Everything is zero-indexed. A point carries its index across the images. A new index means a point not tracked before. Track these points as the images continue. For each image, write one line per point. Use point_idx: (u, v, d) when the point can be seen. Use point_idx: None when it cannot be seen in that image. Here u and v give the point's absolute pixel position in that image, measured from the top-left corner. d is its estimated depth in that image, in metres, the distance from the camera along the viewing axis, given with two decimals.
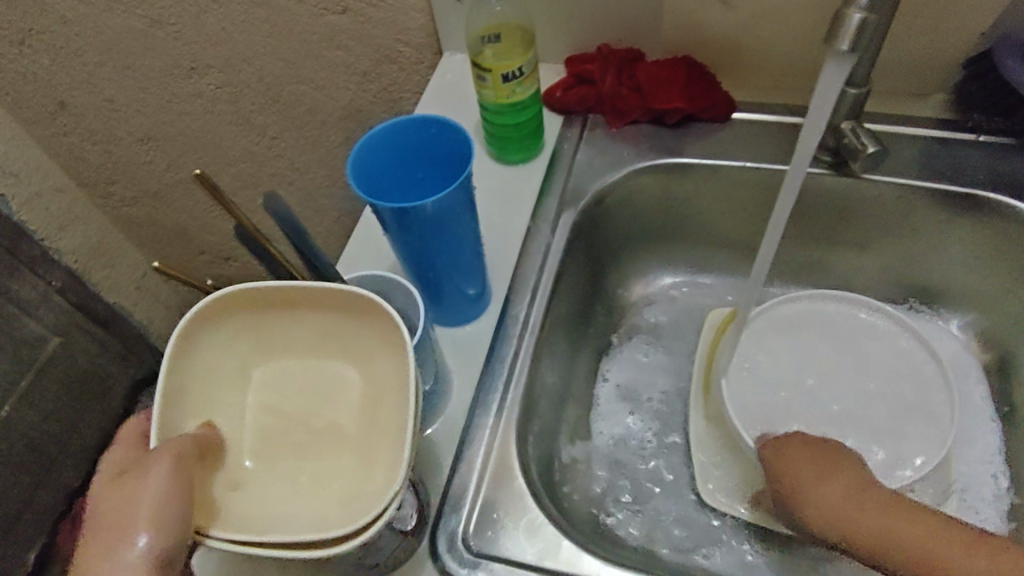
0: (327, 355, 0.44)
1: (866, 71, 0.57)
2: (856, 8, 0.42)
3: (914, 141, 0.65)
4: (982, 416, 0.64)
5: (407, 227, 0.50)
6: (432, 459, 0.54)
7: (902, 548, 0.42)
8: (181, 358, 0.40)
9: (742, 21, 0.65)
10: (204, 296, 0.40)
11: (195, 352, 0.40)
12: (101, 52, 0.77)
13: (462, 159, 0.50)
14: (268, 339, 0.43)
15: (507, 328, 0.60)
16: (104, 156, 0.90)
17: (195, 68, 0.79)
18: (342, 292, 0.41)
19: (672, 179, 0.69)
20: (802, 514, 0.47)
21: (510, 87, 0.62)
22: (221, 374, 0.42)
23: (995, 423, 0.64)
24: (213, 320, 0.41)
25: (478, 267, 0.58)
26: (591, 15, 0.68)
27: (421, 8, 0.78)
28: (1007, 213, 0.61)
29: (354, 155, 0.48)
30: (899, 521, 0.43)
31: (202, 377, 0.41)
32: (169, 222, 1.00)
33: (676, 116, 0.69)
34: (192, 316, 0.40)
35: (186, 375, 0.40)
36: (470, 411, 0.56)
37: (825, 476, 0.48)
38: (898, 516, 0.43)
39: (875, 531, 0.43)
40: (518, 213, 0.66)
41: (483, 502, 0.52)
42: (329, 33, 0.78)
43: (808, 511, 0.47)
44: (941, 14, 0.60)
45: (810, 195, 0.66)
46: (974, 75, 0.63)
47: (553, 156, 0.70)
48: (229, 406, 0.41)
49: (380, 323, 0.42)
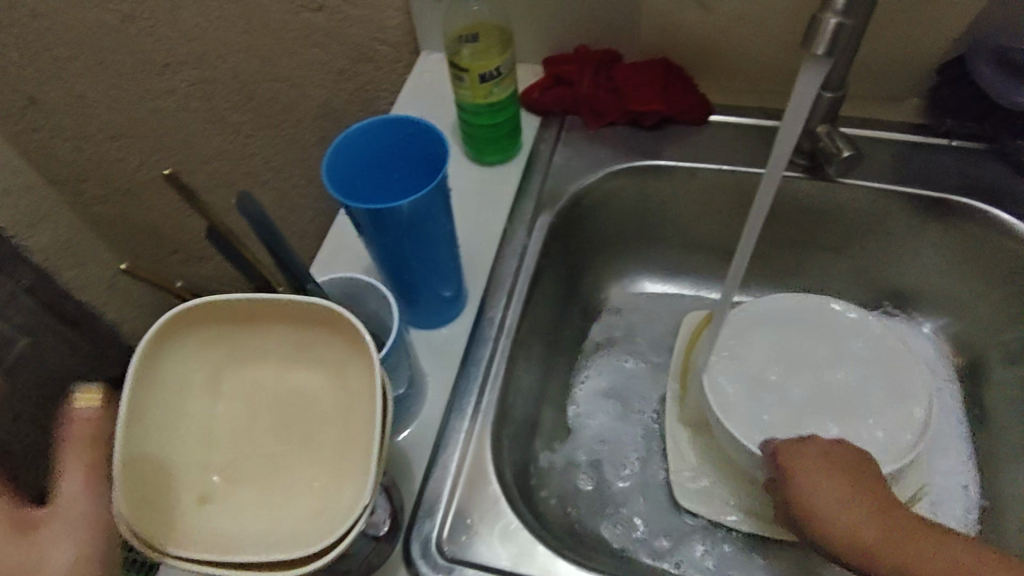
0: (299, 366, 0.42)
1: (841, 75, 0.57)
2: (832, 12, 0.42)
3: (887, 145, 0.66)
4: (955, 420, 0.65)
5: (381, 229, 0.50)
6: (406, 464, 0.53)
7: None
8: (149, 368, 0.39)
9: (719, 24, 0.65)
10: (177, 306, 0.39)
11: (162, 361, 0.39)
12: (71, 46, 0.73)
13: (437, 160, 0.50)
14: (239, 350, 0.42)
15: (483, 332, 0.60)
16: (70, 152, 0.83)
17: (169, 64, 0.76)
18: (312, 303, 0.40)
19: (650, 181, 0.69)
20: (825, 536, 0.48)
21: (487, 87, 0.62)
22: (192, 380, 0.41)
23: (966, 426, 0.64)
24: (185, 325, 0.40)
25: (454, 270, 0.57)
26: (568, 16, 0.68)
27: (398, 7, 0.79)
28: (976, 218, 0.62)
29: (329, 155, 0.47)
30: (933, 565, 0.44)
31: (171, 383, 0.40)
32: (137, 219, 0.91)
33: (653, 118, 0.69)
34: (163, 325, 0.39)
35: (154, 384, 0.39)
36: (445, 416, 0.56)
37: (849, 495, 0.48)
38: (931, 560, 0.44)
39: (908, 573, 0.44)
40: (494, 215, 0.66)
41: (458, 508, 0.52)
42: (303, 31, 0.77)
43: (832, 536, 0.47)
44: (914, 21, 0.60)
45: (786, 199, 0.67)
46: (948, 81, 0.63)
47: (530, 158, 0.70)
48: (196, 413, 0.40)
49: (354, 339, 0.41)
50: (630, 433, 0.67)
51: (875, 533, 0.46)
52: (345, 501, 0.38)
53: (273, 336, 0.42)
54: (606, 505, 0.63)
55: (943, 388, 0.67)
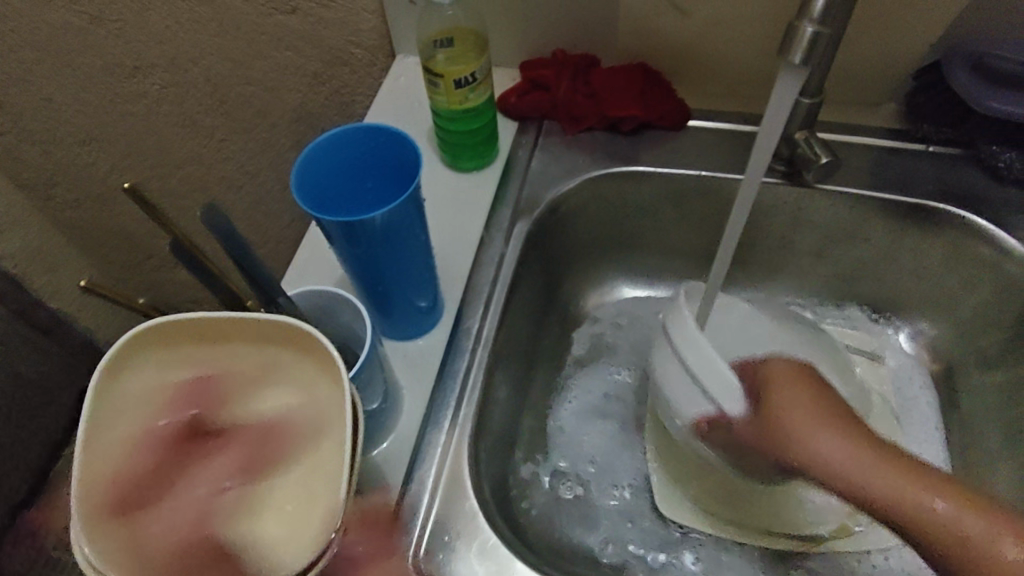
0: (268, 387, 0.41)
1: (819, 81, 0.57)
2: (808, 20, 0.41)
3: (865, 150, 0.66)
4: (932, 425, 0.65)
5: (353, 241, 0.48)
6: (380, 480, 0.52)
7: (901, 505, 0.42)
8: (113, 390, 0.38)
9: (698, 28, 0.64)
10: (142, 323, 0.39)
11: (129, 385, 0.39)
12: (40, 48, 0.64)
13: (410, 170, 0.49)
14: (206, 369, 0.41)
15: (459, 343, 0.59)
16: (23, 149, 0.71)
17: (139, 67, 0.69)
18: (280, 322, 0.40)
19: (628, 188, 0.68)
20: (796, 448, 0.47)
21: (462, 93, 0.61)
22: (157, 402, 0.39)
23: (944, 431, 0.65)
24: (152, 346, 0.40)
25: (430, 279, 0.56)
26: (545, 20, 0.67)
27: (374, 9, 0.78)
28: (954, 223, 0.62)
29: (297, 167, 0.46)
30: (906, 478, 0.43)
31: (135, 406, 0.39)
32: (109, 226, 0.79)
33: (631, 124, 0.68)
34: (127, 345, 0.38)
35: (119, 407, 0.38)
36: (421, 430, 0.55)
37: (812, 419, 0.48)
38: (906, 475, 0.43)
39: (881, 487, 0.43)
40: (471, 222, 0.65)
41: (434, 524, 0.51)
42: (275, 32, 0.74)
43: (805, 447, 0.47)
44: (892, 25, 0.60)
45: (764, 204, 0.66)
46: (923, 87, 0.63)
47: (507, 164, 0.69)
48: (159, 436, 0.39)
49: (322, 358, 0.40)
50: (610, 442, 0.66)
51: (846, 454, 0.45)
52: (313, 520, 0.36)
53: (242, 354, 0.41)
54: (587, 516, 0.62)
55: (920, 395, 0.67)
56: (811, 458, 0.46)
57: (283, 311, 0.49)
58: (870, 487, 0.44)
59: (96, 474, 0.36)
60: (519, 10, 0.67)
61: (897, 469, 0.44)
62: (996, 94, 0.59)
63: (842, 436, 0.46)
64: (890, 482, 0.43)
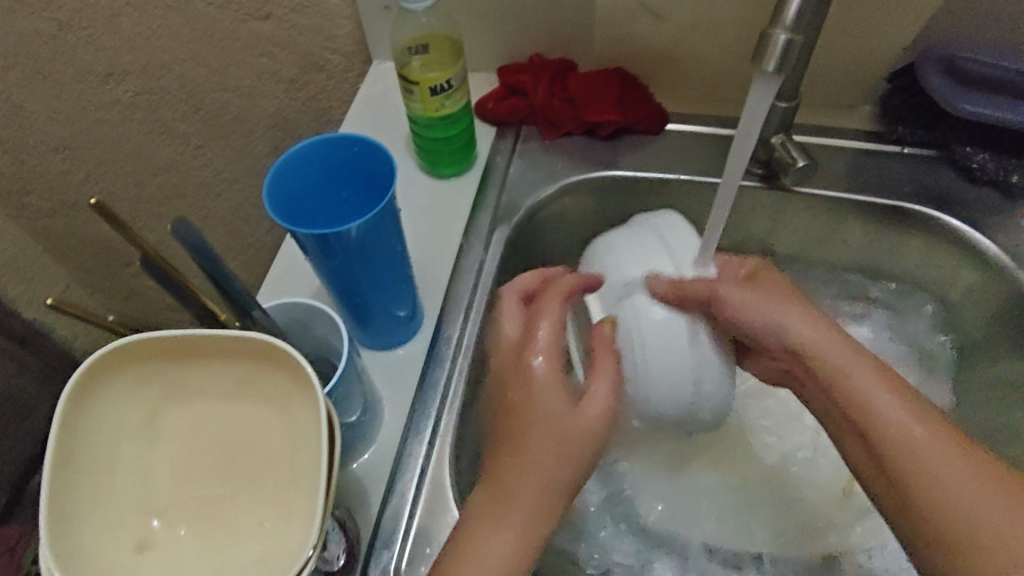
0: (241, 405, 0.40)
1: (794, 84, 0.57)
2: (780, 27, 0.40)
3: (842, 152, 0.66)
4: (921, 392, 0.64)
5: (328, 253, 0.48)
6: (360, 494, 0.51)
7: (873, 402, 0.42)
8: (81, 411, 0.37)
9: (674, 33, 0.64)
10: (111, 342, 0.37)
11: (97, 404, 0.37)
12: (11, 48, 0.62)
13: (385, 180, 0.48)
14: (175, 386, 0.40)
15: (439, 351, 0.59)
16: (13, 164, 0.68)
17: (110, 74, 0.67)
18: (255, 340, 0.38)
19: (607, 192, 0.68)
20: (768, 327, 0.46)
21: (438, 100, 0.60)
22: (127, 421, 0.38)
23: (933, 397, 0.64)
24: (121, 363, 0.38)
25: (409, 288, 0.56)
26: (521, 24, 0.67)
27: (348, 15, 0.76)
28: (931, 224, 0.62)
29: (269, 179, 0.45)
30: (881, 377, 0.43)
31: (105, 427, 0.38)
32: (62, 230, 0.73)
33: (609, 128, 0.68)
34: (95, 364, 0.37)
35: (87, 429, 0.37)
36: (402, 441, 0.54)
37: (803, 308, 0.46)
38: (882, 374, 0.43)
39: (859, 380, 0.43)
40: (450, 230, 0.64)
41: (416, 537, 0.51)
42: (250, 40, 0.72)
43: (782, 328, 0.46)
44: (867, 28, 0.60)
45: (743, 206, 0.66)
46: (898, 90, 0.64)
47: (485, 170, 0.68)
48: (131, 456, 0.38)
49: (299, 378, 0.39)
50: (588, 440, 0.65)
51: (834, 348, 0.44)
52: (288, 545, 0.36)
53: (212, 372, 0.40)
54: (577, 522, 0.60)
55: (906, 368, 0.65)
56: (784, 337, 0.46)
57: (258, 324, 0.48)
58: (852, 393, 0.43)
59: (65, 501, 0.35)
60: (496, 15, 0.67)
61: (878, 373, 0.43)
62: (969, 95, 0.59)
63: (824, 323, 0.45)
64: (867, 376, 0.43)
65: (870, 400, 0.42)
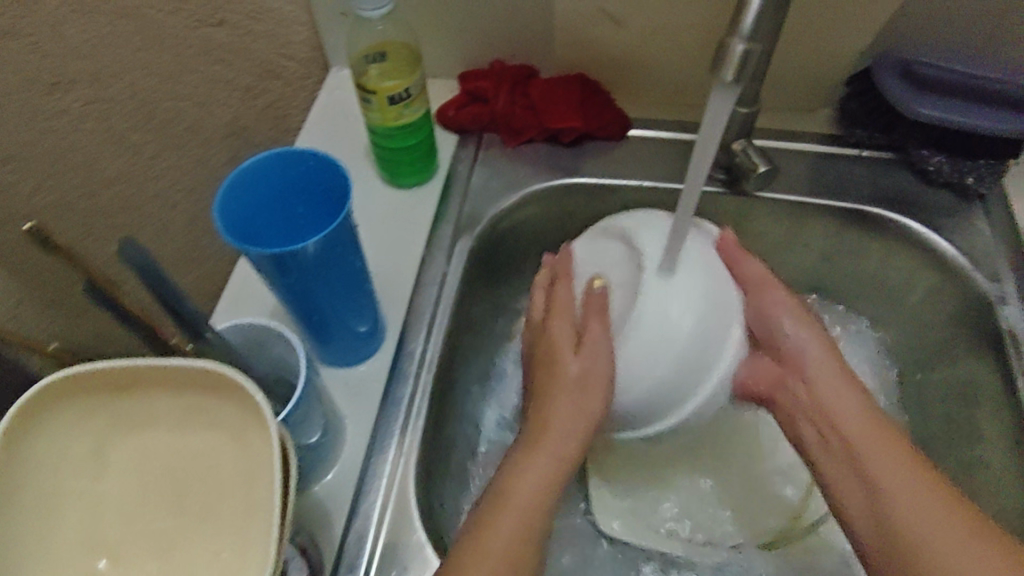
0: (193, 434, 0.38)
1: (754, 90, 0.57)
2: (739, 37, 0.40)
3: (802, 156, 0.66)
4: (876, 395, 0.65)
5: (282, 271, 0.46)
6: (323, 518, 0.50)
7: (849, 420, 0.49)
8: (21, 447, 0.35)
9: (635, 39, 0.64)
10: (52, 374, 0.35)
11: (38, 439, 0.35)
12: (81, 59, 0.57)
13: (341, 196, 0.47)
14: (122, 417, 0.38)
15: (403, 367, 0.57)
16: None
17: (59, 82, 0.55)
18: (206, 369, 0.37)
19: (571, 199, 0.68)
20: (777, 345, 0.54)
21: (396, 110, 0.59)
22: (72, 455, 0.37)
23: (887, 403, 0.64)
24: (65, 395, 0.36)
25: (369, 304, 0.54)
26: (480, 31, 0.66)
27: (304, 21, 0.79)
28: (890, 227, 0.63)
29: (219, 198, 0.43)
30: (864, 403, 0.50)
31: (47, 463, 0.36)
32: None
33: (572, 135, 0.67)
34: (36, 398, 0.35)
35: (26, 466, 0.35)
36: (365, 461, 0.53)
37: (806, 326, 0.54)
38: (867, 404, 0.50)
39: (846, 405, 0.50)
40: (411, 242, 0.63)
41: (381, 560, 0.49)
42: (203, 47, 0.69)
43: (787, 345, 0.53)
44: (825, 33, 0.60)
45: (706, 211, 0.66)
46: (855, 94, 0.64)
47: (447, 179, 0.67)
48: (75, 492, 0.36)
49: (252, 406, 0.37)
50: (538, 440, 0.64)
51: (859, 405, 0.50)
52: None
53: (161, 400, 0.38)
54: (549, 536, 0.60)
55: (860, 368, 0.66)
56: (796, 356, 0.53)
57: (211, 346, 0.46)
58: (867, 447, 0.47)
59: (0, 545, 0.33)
60: (454, 21, 0.66)
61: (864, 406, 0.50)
62: (927, 98, 0.59)
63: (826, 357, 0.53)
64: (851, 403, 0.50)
65: (881, 455, 0.46)
